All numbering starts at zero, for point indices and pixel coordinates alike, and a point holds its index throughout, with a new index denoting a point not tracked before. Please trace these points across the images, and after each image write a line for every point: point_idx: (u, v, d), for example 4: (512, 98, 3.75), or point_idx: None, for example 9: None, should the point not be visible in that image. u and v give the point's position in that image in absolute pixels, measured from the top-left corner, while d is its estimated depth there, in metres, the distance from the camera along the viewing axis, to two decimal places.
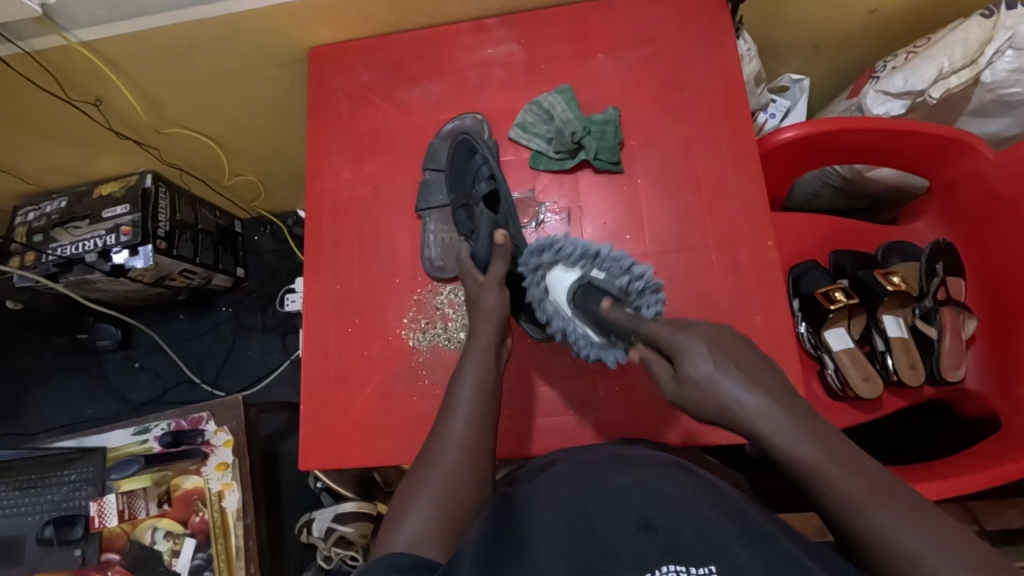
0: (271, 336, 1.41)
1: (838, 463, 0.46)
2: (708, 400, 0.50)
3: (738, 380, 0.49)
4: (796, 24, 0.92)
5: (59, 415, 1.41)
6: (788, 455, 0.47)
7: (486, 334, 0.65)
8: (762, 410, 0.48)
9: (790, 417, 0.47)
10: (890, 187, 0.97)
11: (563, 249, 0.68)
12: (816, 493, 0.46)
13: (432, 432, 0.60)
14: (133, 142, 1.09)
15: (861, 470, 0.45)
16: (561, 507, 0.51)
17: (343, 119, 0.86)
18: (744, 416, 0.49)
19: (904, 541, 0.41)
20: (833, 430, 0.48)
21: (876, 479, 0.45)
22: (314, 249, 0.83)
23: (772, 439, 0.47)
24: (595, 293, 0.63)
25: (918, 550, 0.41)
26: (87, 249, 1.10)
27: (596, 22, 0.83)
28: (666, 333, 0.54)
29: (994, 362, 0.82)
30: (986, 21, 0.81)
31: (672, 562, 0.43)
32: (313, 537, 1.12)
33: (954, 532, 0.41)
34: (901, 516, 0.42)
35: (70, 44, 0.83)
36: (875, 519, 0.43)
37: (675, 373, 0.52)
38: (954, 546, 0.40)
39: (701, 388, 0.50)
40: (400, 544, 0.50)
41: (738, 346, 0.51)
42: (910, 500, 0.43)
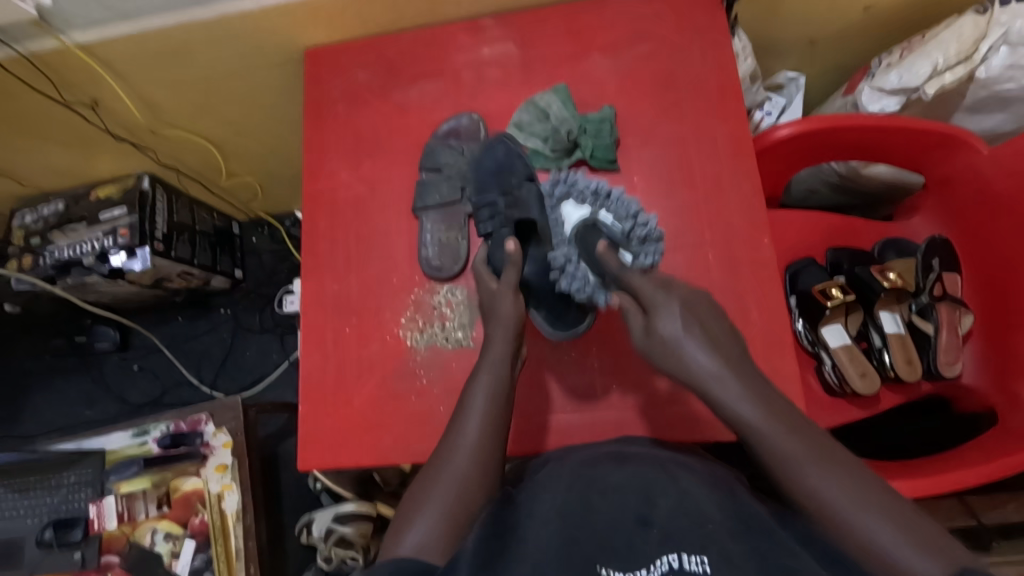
0: (269, 337, 1.41)
1: (776, 426, 0.54)
2: (674, 357, 0.60)
3: (699, 340, 0.60)
4: (791, 22, 0.92)
5: (58, 418, 1.41)
6: (738, 417, 0.56)
7: (502, 343, 0.65)
8: (716, 371, 0.58)
9: (741, 382, 0.57)
10: (886, 184, 0.97)
11: (577, 186, 0.75)
12: (761, 454, 0.54)
13: (442, 439, 0.61)
14: (131, 144, 1.09)
15: (800, 434, 0.54)
16: (559, 502, 0.51)
17: (339, 119, 0.86)
18: (703, 378, 0.58)
19: (823, 491, 0.50)
20: (776, 399, 0.56)
21: (812, 443, 0.53)
22: (312, 250, 0.83)
23: (723, 398, 0.57)
24: (596, 233, 0.72)
25: (833, 498, 0.49)
26: (85, 251, 1.10)
27: (591, 21, 0.83)
28: (649, 287, 0.64)
29: (991, 357, 0.82)
30: (980, 18, 0.82)
31: (668, 553, 0.44)
32: (314, 538, 1.11)
33: (870, 490, 0.49)
34: (827, 474, 0.51)
35: (66, 47, 0.83)
36: (806, 476, 0.51)
37: (649, 328, 0.62)
38: (866, 500, 0.49)
39: (668, 343, 0.61)
40: (406, 547, 0.50)
41: (703, 311, 0.63)
42: (836, 459, 0.52)
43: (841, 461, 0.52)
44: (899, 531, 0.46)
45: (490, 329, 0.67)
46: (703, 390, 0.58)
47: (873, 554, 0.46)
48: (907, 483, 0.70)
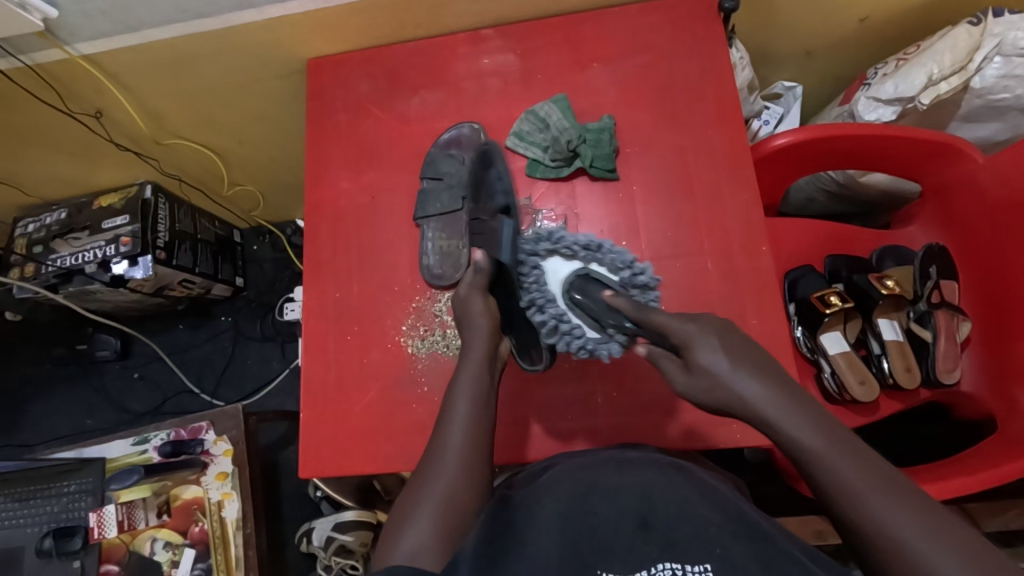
0: (270, 345, 1.41)
1: (840, 452, 0.50)
2: (720, 393, 0.56)
3: (748, 378, 0.55)
4: (788, 33, 0.93)
5: (57, 426, 1.41)
6: (794, 440, 0.52)
7: (481, 343, 0.67)
8: (766, 397, 0.54)
9: (795, 406, 0.53)
10: (883, 192, 0.98)
11: (563, 240, 0.67)
12: (820, 481, 0.50)
13: (430, 443, 0.60)
14: (133, 153, 1.10)
15: (864, 463, 0.49)
16: (560, 506, 0.51)
17: (341, 129, 0.87)
18: (754, 408, 0.54)
19: (889, 520, 0.46)
20: (837, 426, 0.52)
21: (875, 471, 0.49)
22: (313, 258, 0.84)
23: (782, 424, 0.53)
24: (597, 284, 0.66)
25: (904, 534, 0.45)
26: (87, 259, 1.11)
27: (590, 32, 0.84)
28: (676, 329, 0.59)
29: (990, 364, 0.83)
30: (974, 28, 0.83)
31: (669, 560, 0.45)
32: (313, 547, 1.12)
33: (943, 526, 0.45)
34: (895, 505, 0.46)
35: (71, 58, 0.84)
36: (870, 503, 0.47)
37: (686, 364, 0.58)
38: (940, 536, 0.44)
39: (711, 377, 0.56)
40: (401, 555, 0.50)
41: (743, 342, 0.58)
42: (909, 494, 0.47)
43: (910, 494, 0.47)
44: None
45: (471, 338, 0.68)
46: (763, 423, 0.54)
47: None
48: None
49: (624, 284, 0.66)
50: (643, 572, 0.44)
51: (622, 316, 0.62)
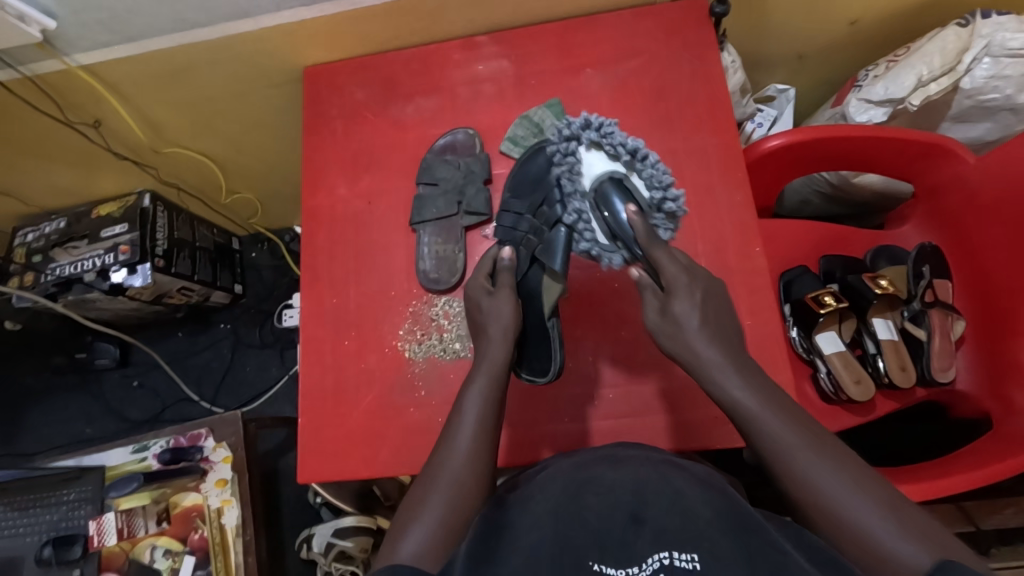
0: (270, 352, 1.41)
1: (777, 414, 0.54)
2: (681, 344, 0.59)
3: (704, 332, 0.59)
4: (780, 37, 0.94)
5: (57, 435, 1.41)
6: (733, 400, 0.56)
7: (500, 347, 0.67)
8: (719, 361, 0.58)
9: (748, 377, 0.57)
10: (877, 193, 0.99)
11: (612, 137, 0.67)
12: (756, 440, 0.55)
13: (434, 451, 0.61)
14: (132, 162, 1.10)
15: (796, 423, 0.54)
16: (553, 502, 0.52)
17: (337, 136, 0.88)
18: (708, 365, 0.58)
19: (821, 482, 0.50)
20: (780, 395, 0.56)
21: (808, 434, 0.53)
22: (311, 264, 0.84)
23: (726, 386, 0.57)
24: (620, 190, 0.65)
25: (831, 488, 0.49)
26: (86, 268, 1.11)
27: (584, 38, 0.85)
28: (670, 269, 0.61)
29: (984, 363, 0.83)
30: (962, 30, 0.84)
31: (659, 551, 0.46)
32: (314, 553, 1.12)
33: (865, 478, 0.49)
34: (827, 465, 0.50)
35: (69, 68, 0.85)
36: (802, 466, 0.51)
37: (661, 307, 0.61)
38: (866, 492, 0.48)
39: (677, 328, 0.60)
40: (403, 554, 0.50)
41: (719, 305, 0.62)
42: (836, 450, 0.52)
43: (835, 448, 0.52)
44: (893, 522, 0.46)
45: (483, 344, 0.68)
46: (703, 371, 0.58)
47: (865, 545, 0.46)
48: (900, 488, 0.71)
49: (651, 203, 0.66)
50: (634, 567, 0.46)
51: (634, 240, 0.62)
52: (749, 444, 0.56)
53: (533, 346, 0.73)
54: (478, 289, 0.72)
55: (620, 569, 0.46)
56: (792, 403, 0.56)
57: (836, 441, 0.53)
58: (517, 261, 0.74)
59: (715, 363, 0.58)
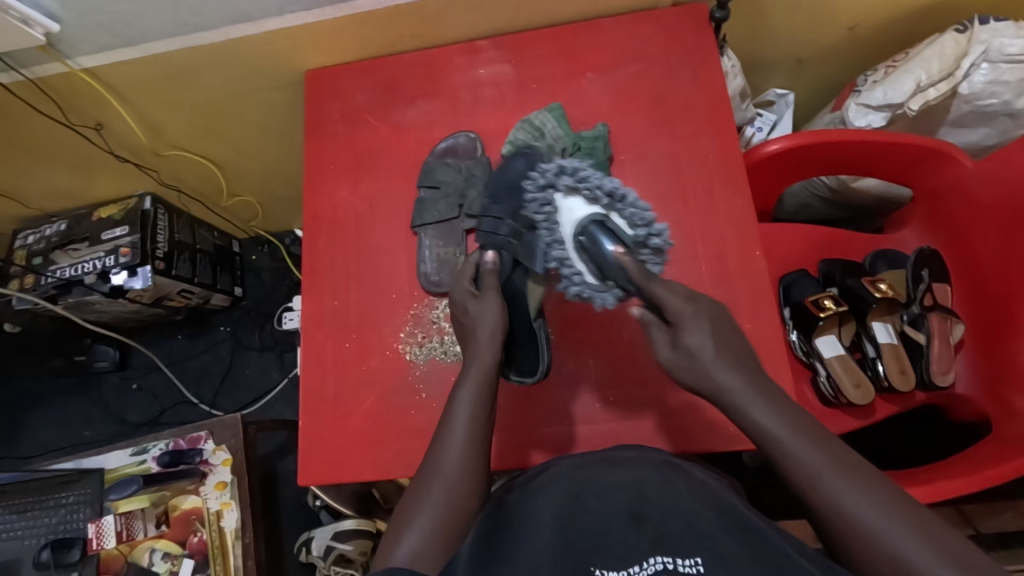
0: (269, 354, 1.41)
1: (803, 438, 0.53)
2: (702, 375, 0.58)
3: (718, 356, 0.59)
4: (779, 42, 0.95)
5: (55, 438, 1.40)
6: (760, 428, 0.55)
7: (487, 351, 0.66)
8: (739, 389, 0.57)
9: (766, 394, 0.56)
10: (875, 197, 1.00)
11: (586, 177, 0.67)
12: (783, 465, 0.53)
13: (428, 450, 0.61)
14: (133, 164, 1.10)
15: (827, 449, 0.52)
16: (554, 506, 0.52)
17: (339, 139, 0.88)
18: (724, 391, 0.57)
19: (852, 507, 0.48)
20: (806, 418, 0.55)
21: (836, 455, 0.51)
22: (312, 266, 0.84)
23: (749, 413, 0.56)
24: (603, 233, 0.64)
25: (864, 514, 0.47)
26: (86, 270, 1.12)
27: (585, 42, 0.86)
28: (674, 304, 0.61)
29: (983, 367, 0.83)
30: (960, 36, 0.85)
31: (660, 554, 0.45)
32: (313, 556, 1.12)
33: (902, 506, 0.47)
34: (857, 488, 0.49)
35: (72, 71, 0.85)
36: (831, 488, 0.49)
37: (673, 341, 0.61)
38: (902, 515, 0.47)
39: (690, 357, 0.59)
40: (400, 555, 0.51)
41: (729, 328, 0.62)
42: (866, 471, 0.50)
43: (863, 470, 0.50)
44: (929, 547, 0.44)
45: (470, 345, 0.68)
46: (727, 398, 0.57)
47: (901, 570, 0.44)
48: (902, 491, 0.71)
49: (636, 241, 0.66)
50: (634, 566, 0.44)
51: (626, 278, 0.62)
52: (776, 470, 0.54)
53: (521, 347, 0.73)
54: (463, 294, 0.72)
55: (621, 571, 0.44)
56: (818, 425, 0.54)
57: (864, 462, 0.51)
58: (501, 265, 0.73)
59: (741, 398, 0.56)
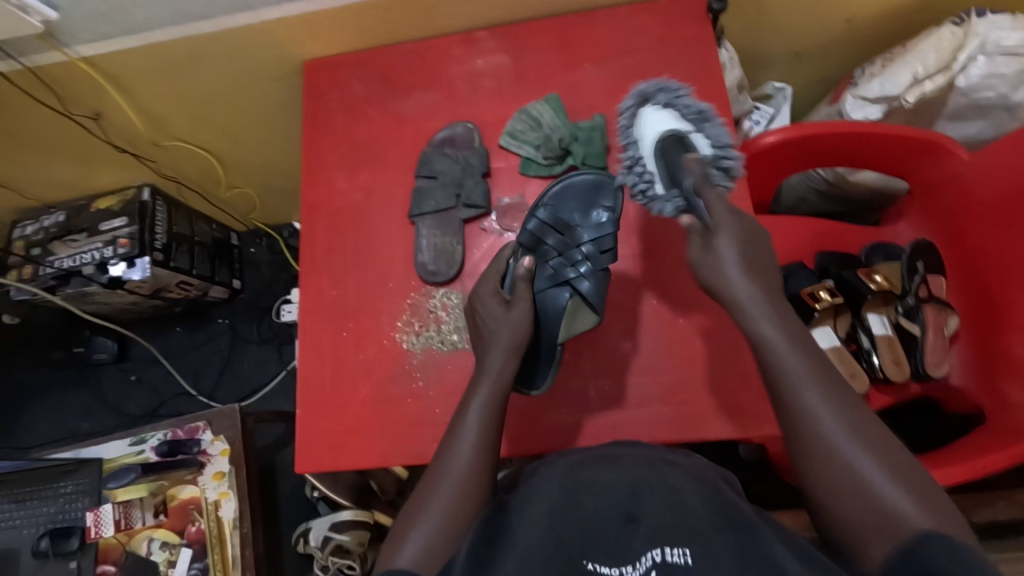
0: (268, 347, 1.42)
1: (794, 349, 0.56)
2: (715, 274, 0.60)
3: (737, 264, 0.59)
4: (778, 35, 0.95)
5: (54, 429, 1.41)
6: (762, 340, 0.57)
7: (500, 359, 0.66)
8: (749, 296, 0.58)
9: (776, 318, 0.58)
10: (872, 190, 1.00)
11: (679, 101, 0.72)
12: (775, 376, 0.56)
13: (436, 456, 0.61)
14: (131, 155, 1.10)
15: (813, 365, 0.55)
16: (548, 502, 0.53)
17: (337, 130, 0.88)
18: (736, 299, 0.59)
19: (826, 425, 0.52)
20: (805, 339, 0.57)
21: (824, 376, 0.54)
22: (309, 256, 0.85)
23: (751, 325, 0.58)
24: (676, 144, 0.68)
25: (835, 434, 0.51)
26: (85, 261, 1.12)
27: (583, 33, 0.86)
28: (717, 213, 0.60)
29: (976, 358, 0.85)
30: (958, 29, 0.85)
31: (652, 550, 0.47)
32: (311, 547, 1.13)
33: (872, 432, 0.51)
34: (835, 412, 0.52)
35: (70, 60, 0.85)
36: (808, 401, 0.53)
37: (703, 243, 0.61)
38: (866, 438, 0.51)
39: (711, 264, 0.60)
40: (401, 560, 0.51)
41: (758, 249, 0.61)
42: (857, 412, 0.52)
43: (848, 398, 0.53)
44: (896, 481, 0.48)
45: (488, 353, 0.67)
46: (739, 310, 0.59)
47: (861, 490, 0.48)
48: None
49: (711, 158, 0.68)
50: (628, 565, 0.47)
51: (688, 175, 0.64)
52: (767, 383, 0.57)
53: (540, 362, 0.74)
54: (491, 296, 0.72)
55: (614, 568, 0.47)
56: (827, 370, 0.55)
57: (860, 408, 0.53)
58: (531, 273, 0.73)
59: (747, 310, 0.58)
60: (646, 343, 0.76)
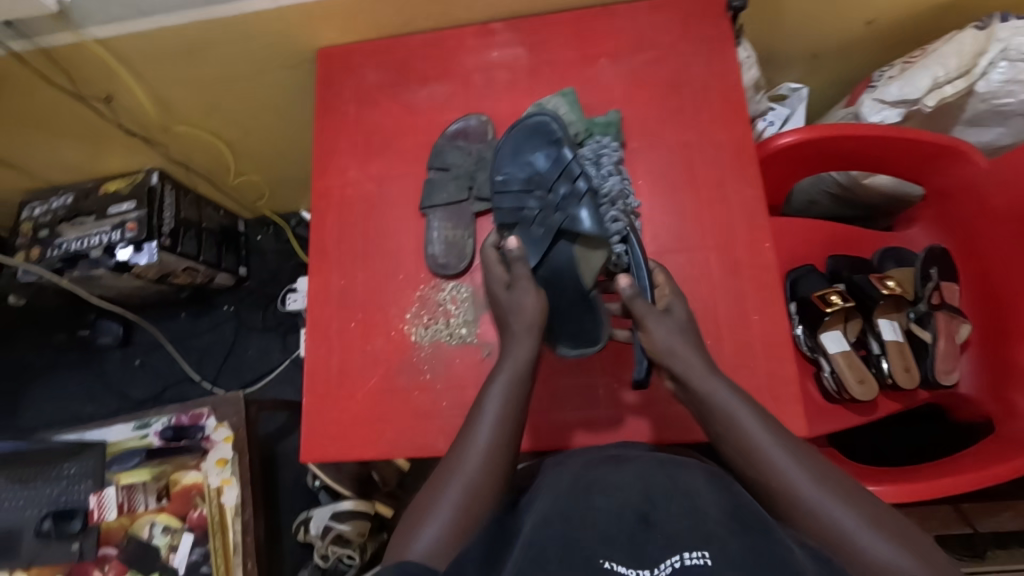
0: (272, 335, 1.42)
1: (749, 411, 0.59)
2: (664, 342, 0.65)
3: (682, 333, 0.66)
4: (796, 35, 0.94)
5: (58, 411, 1.41)
6: (713, 396, 0.61)
7: (524, 350, 0.67)
8: (693, 362, 0.64)
9: (716, 376, 0.63)
10: (886, 196, 0.99)
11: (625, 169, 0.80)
12: (732, 439, 0.58)
13: (454, 444, 0.61)
14: (141, 138, 1.10)
15: (768, 425, 0.58)
16: (561, 502, 0.54)
17: (349, 119, 0.88)
18: (684, 366, 0.64)
19: (793, 479, 0.53)
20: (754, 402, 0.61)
21: (777, 433, 0.57)
22: (319, 245, 0.84)
23: (698, 385, 0.62)
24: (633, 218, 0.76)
25: (805, 486, 0.53)
26: (93, 244, 1.12)
27: (600, 28, 0.85)
28: (665, 288, 0.71)
29: (988, 367, 0.83)
30: (980, 33, 0.84)
31: (671, 554, 0.46)
32: (311, 536, 1.13)
33: (837, 482, 0.53)
34: (801, 466, 0.54)
35: (83, 42, 0.85)
36: (770, 460, 0.55)
37: (665, 314, 0.67)
38: (834, 486, 0.52)
39: (667, 334, 0.66)
40: (415, 550, 0.51)
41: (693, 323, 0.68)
42: (810, 456, 0.55)
43: (809, 453, 0.56)
44: (872, 524, 0.49)
45: (511, 343, 0.68)
46: (688, 371, 0.63)
47: (842, 539, 0.49)
48: (902, 487, 0.71)
49: None
50: (646, 569, 0.46)
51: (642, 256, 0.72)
52: (724, 446, 0.59)
53: (577, 319, 0.73)
54: (498, 283, 0.73)
55: (631, 569, 0.46)
56: (778, 423, 0.59)
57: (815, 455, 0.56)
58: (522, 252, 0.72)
59: (701, 370, 0.63)
60: None
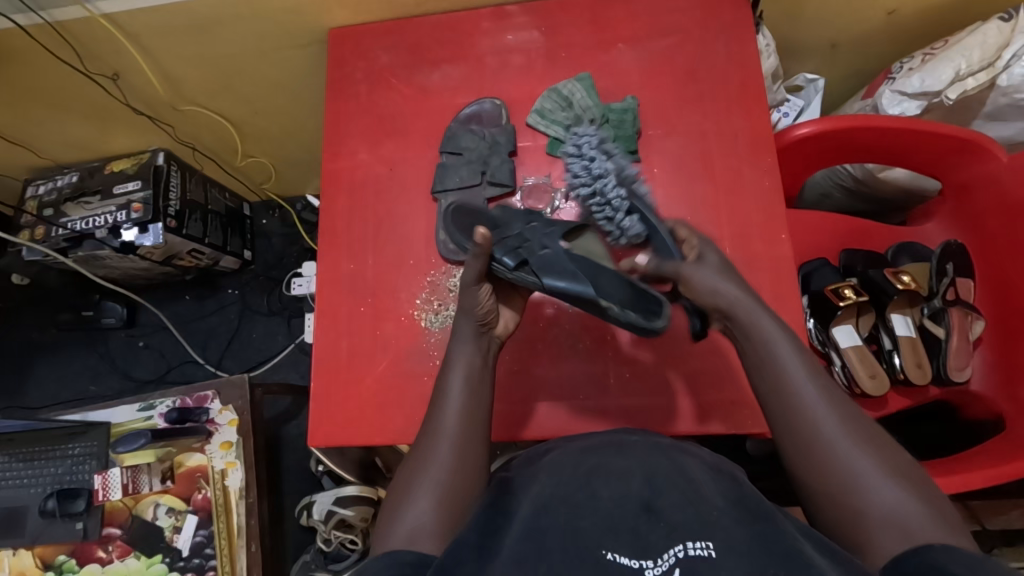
0: (277, 320, 1.41)
1: (790, 345, 0.56)
2: (708, 290, 0.61)
3: (725, 276, 0.61)
4: (816, 24, 0.92)
5: (62, 391, 1.41)
6: (758, 330, 0.57)
7: (467, 331, 0.64)
8: (740, 297, 0.59)
9: (764, 310, 0.59)
10: (902, 190, 0.98)
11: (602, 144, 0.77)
12: (768, 371, 0.56)
13: (423, 425, 0.60)
14: (148, 117, 1.09)
15: (805, 361, 0.56)
16: (559, 490, 0.51)
17: (361, 100, 0.86)
18: (734, 303, 0.59)
19: (820, 420, 0.52)
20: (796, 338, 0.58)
21: (811, 369, 0.55)
22: (329, 228, 0.83)
23: (746, 318, 0.58)
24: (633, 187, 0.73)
25: (829, 429, 0.52)
26: (97, 224, 1.11)
27: (617, 12, 0.83)
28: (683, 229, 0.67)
29: (1002, 365, 0.83)
30: (1005, 24, 0.83)
31: (675, 543, 0.45)
32: (313, 520, 1.13)
33: (863, 429, 0.52)
34: (830, 409, 0.53)
35: (91, 16, 0.83)
36: (801, 398, 0.54)
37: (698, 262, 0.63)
38: (858, 434, 0.51)
39: (709, 283, 0.61)
40: (399, 537, 0.51)
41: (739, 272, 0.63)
42: (841, 400, 0.54)
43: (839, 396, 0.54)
44: (890, 476, 0.49)
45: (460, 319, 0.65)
46: (735, 308, 0.59)
47: (857, 484, 0.49)
48: None
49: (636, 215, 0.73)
50: (649, 560, 0.45)
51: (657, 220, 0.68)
52: (755, 376, 0.58)
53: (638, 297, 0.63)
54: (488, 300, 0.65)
55: (633, 559, 0.45)
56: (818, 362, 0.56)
57: (848, 399, 0.55)
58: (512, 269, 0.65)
59: (752, 315, 0.58)
60: (671, 332, 0.75)
